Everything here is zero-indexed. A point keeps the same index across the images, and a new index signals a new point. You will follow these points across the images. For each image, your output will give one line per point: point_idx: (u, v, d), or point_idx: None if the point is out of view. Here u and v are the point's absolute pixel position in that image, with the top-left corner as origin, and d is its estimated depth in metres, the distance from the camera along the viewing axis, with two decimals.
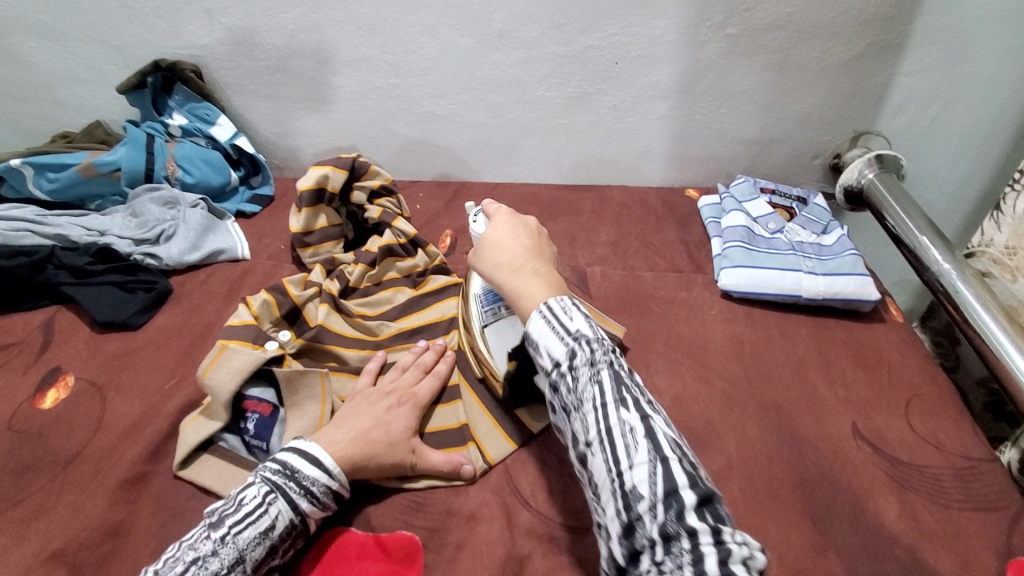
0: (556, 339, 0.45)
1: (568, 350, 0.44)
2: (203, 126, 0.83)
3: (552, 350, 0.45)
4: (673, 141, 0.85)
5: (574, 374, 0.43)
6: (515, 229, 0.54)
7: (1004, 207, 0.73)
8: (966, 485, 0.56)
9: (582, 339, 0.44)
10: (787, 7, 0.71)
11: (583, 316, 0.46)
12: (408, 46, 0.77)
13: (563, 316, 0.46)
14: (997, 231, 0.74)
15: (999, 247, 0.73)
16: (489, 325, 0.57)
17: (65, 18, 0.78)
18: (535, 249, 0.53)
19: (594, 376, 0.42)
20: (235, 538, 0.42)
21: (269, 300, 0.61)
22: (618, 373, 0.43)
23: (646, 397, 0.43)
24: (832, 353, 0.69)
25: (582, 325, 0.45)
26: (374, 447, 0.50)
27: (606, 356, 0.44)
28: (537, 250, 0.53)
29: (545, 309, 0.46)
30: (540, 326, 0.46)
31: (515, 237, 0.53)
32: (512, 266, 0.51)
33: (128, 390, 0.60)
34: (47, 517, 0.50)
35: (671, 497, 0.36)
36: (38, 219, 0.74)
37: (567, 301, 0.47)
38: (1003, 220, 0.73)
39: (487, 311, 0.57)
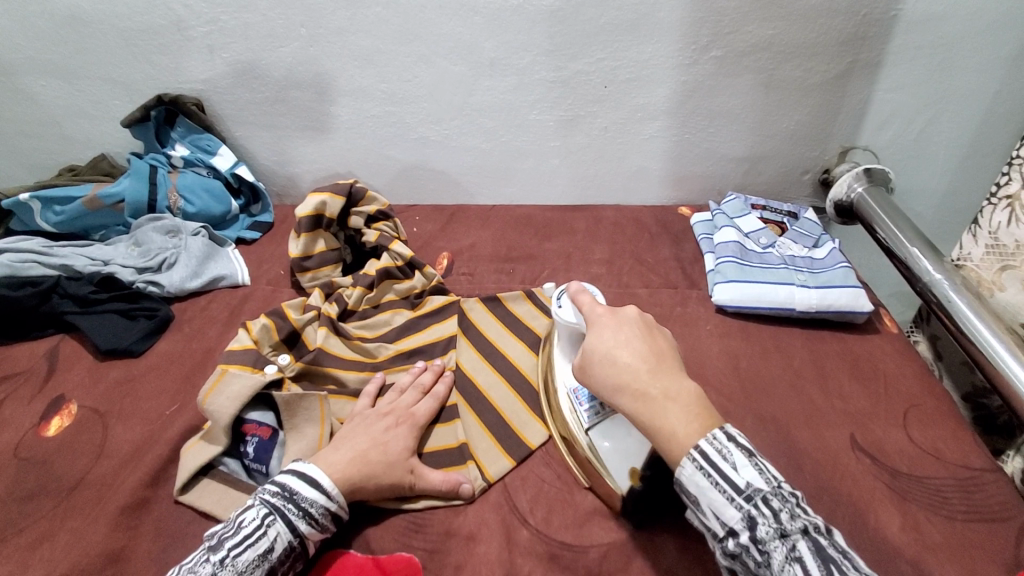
0: (723, 500, 0.40)
1: (744, 516, 0.40)
2: (205, 157, 0.85)
3: (721, 512, 0.40)
4: (663, 160, 0.87)
5: (763, 550, 0.39)
6: (623, 332, 0.49)
7: (981, 220, 0.71)
8: (968, 496, 0.56)
9: (756, 497, 0.40)
10: (769, 29, 0.73)
11: (749, 456, 0.41)
12: (403, 75, 0.79)
13: (728, 465, 0.40)
14: (974, 244, 0.72)
15: (976, 260, 0.71)
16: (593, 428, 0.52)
17: (72, 58, 0.81)
18: (657, 352, 0.47)
19: (790, 550, 0.38)
20: (234, 561, 0.43)
21: (268, 324, 0.62)
22: (815, 541, 0.39)
23: (857, 567, 0.38)
24: (828, 365, 0.69)
25: (753, 476, 0.41)
26: (372, 468, 0.50)
27: (795, 519, 0.39)
28: (656, 353, 0.47)
29: (698, 456, 0.41)
30: (699, 481, 0.41)
31: (631, 333, 0.48)
32: (638, 384, 0.45)
33: (130, 417, 0.61)
34: (51, 544, 0.50)
35: None
36: (44, 250, 0.75)
37: (725, 437, 0.42)
38: (980, 233, 0.71)
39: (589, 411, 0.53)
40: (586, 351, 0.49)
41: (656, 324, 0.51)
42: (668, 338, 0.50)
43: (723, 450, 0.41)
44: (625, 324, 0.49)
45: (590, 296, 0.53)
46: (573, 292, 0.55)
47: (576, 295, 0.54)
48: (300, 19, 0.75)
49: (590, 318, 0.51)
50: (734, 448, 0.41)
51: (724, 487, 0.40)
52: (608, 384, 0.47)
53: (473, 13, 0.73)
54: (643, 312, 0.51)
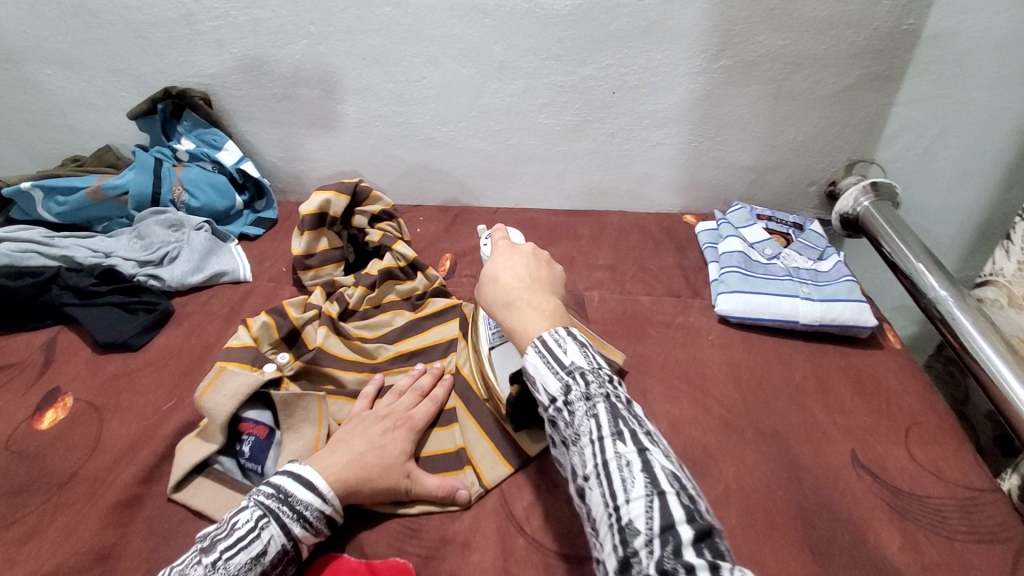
0: (551, 374, 0.43)
1: (563, 385, 0.42)
2: (210, 151, 0.84)
3: (547, 385, 0.43)
4: (670, 168, 0.87)
5: (570, 410, 0.41)
6: (514, 260, 0.53)
7: (1014, 236, 0.66)
8: (968, 516, 0.55)
9: (577, 372, 0.42)
10: (780, 40, 0.73)
11: (581, 345, 0.44)
12: (412, 75, 0.79)
13: (559, 350, 0.43)
14: (1006, 259, 0.68)
15: (1009, 276, 0.67)
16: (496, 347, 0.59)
17: (80, 47, 0.81)
18: (538, 276, 0.52)
19: (590, 410, 0.40)
20: (226, 564, 0.42)
21: (268, 322, 0.62)
22: (614, 406, 0.40)
23: (648, 431, 0.40)
24: (830, 380, 0.69)
25: (579, 358, 0.43)
26: (368, 472, 0.50)
27: (601, 387, 0.41)
28: (535, 277, 0.51)
29: (539, 344, 0.44)
30: (536, 363, 0.44)
31: (524, 260, 0.53)
32: (510, 298, 0.50)
33: (126, 412, 0.61)
34: (40, 540, 0.50)
35: (667, 531, 0.33)
36: (45, 240, 0.75)
37: (565, 333, 0.45)
38: (1013, 248, 0.67)
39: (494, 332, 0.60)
40: (482, 272, 0.54)
41: (549, 261, 0.55)
42: (556, 272, 0.54)
43: (560, 340, 0.44)
44: (516, 256, 0.54)
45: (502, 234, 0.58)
46: (493, 231, 0.59)
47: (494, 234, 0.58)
48: (310, 16, 0.74)
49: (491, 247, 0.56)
50: (571, 340, 0.44)
51: (553, 366, 0.43)
52: (489, 300, 0.51)
53: (484, 15, 0.73)
54: (538, 248, 0.55)
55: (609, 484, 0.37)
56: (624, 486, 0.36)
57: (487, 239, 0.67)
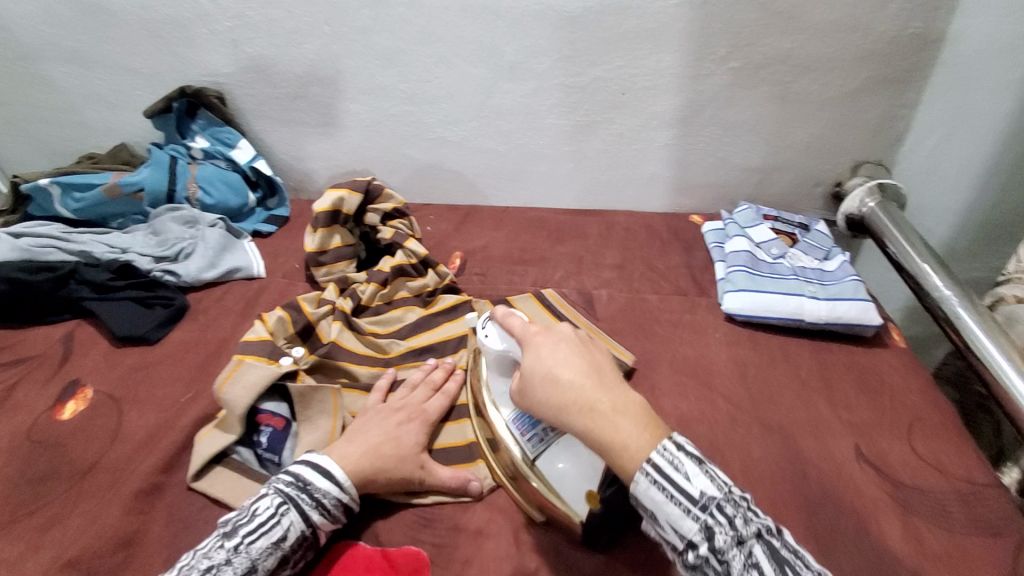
0: (682, 513, 0.39)
1: (702, 527, 0.38)
2: (224, 149, 0.86)
3: (680, 526, 0.39)
4: (677, 168, 0.88)
5: (720, 556, 0.38)
6: (563, 350, 0.46)
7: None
8: (969, 509, 0.56)
9: (710, 505, 0.39)
10: (787, 42, 0.74)
11: (697, 462, 0.40)
12: (423, 75, 0.80)
13: (680, 476, 0.39)
14: None
15: None
16: (541, 453, 0.51)
17: (97, 46, 0.82)
18: (597, 363, 0.46)
19: (747, 558, 0.37)
20: (248, 548, 0.43)
21: (284, 317, 0.63)
22: (770, 545, 0.38)
23: (809, 567, 0.38)
24: (835, 377, 0.70)
25: (706, 485, 0.39)
26: (384, 462, 0.51)
27: (750, 523, 0.39)
28: (596, 365, 0.45)
29: (653, 472, 0.39)
30: (656, 498, 0.39)
31: (571, 345, 0.47)
32: (586, 403, 0.43)
33: (144, 403, 0.62)
34: (63, 526, 0.51)
35: None
36: (63, 236, 0.77)
37: (676, 447, 0.40)
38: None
39: (533, 438, 0.52)
40: (525, 373, 0.46)
41: (590, 338, 0.49)
42: (602, 350, 0.48)
43: (674, 460, 0.40)
44: (562, 342, 0.47)
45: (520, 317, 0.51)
46: (501, 316, 0.52)
47: (507, 319, 0.51)
48: (325, 17, 0.76)
49: (524, 339, 0.49)
50: (685, 457, 0.40)
51: (681, 501, 0.39)
52: (552, 404, 0.44)
53: (496, 17, 0.74)
54: (578, 328, 0.49)
55: None
56: None
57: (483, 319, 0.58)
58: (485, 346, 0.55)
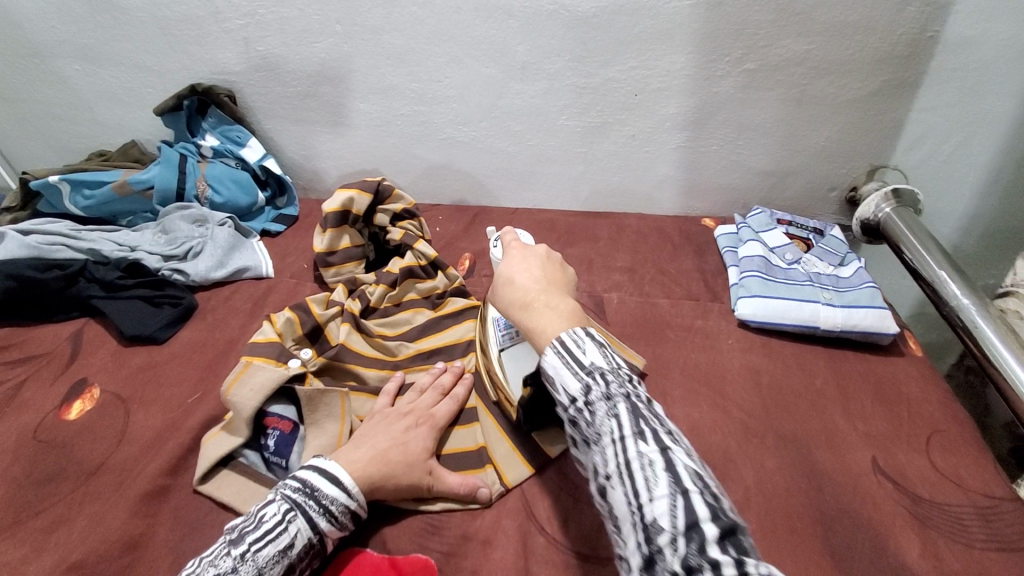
0: (569, 373, 0.42)
1: (583, 385, 0.41)
2: (234, 148, 0.85)
3: (567, 385, 0.42)
4: (690, 171, 0.87)
5: (590, 409, 0.41)
6: (527, 262, 0.52)
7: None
8: (989, 525, 0.55)
9: (596, 372, 0.42)
10: (804, 44, 0.73)
11: (599, 345, 0.44)
12: (434, 75, 0.79)
13: (578, 349, 0.43)
14: None
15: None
16: (506, 349, 0.59)
17: (107, 43, 0.82)
18: (553, 278, 0.51)
19: (611, 410, 0.40)
20: (254, 556, 0.43)
21: (292, 318, 0.62)
22: (635, 405, 0.40)
23: (668, 429, 0.39)
24: (851, 387, 0.68)
25: (597, 358, 0.42)
26: (391, 468, 0.50)
27: (622, 386, 0.41)
28: (548, 278, 0.50)
29: (557, 344, 0.44)
30: (555, 362, 0.43)
31: (538, 262, 0.52)
32: (526, 299, 0.48)
33: (151, 404, 0.61)
34: (68, 528, 0.50)
35: (692, 531, 0.33)
36: (73, 234, 0.77)
37: (583, 332, 0.44)
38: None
39: (504, 335, 0.59)
40: (495, 273, 0.53)
41: (561, 263, 0.54)
42: (568, 275, 0.53)
43: (578, 340, 0.43)
44: (529, 258, 0.52)
45: (514, 237, 0.57)
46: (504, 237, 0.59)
47: (505, 236, 0.58)
48: (336, 16, 0.75)
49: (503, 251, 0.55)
50: (589, 339, 0.44)
51: (570, 365, 0.43)
52: (504, 301, 0.50)
53: (508, 16, 0.73)
54: (551, 249, 0.54)
55: (631, 482, 0.36)
56: (647, 486, 0.35)
57: (498, 241, 0.65)
58: (495, 260, 0.62)
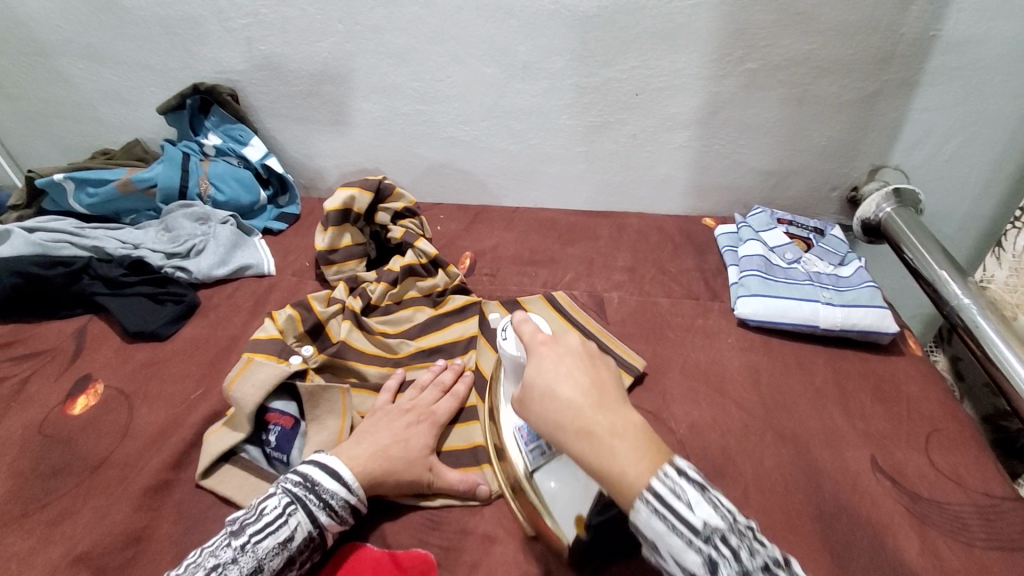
0: (682, 543, 0.36)
1: (702, 557, 0.35)
2: (236, 146, 0.86)
3: (682, 556, 0.36)
4: (690, 171, 0.87)
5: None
6: (565, 363, 0.44)
7: (1005, 243, 0.73)
8: (988, 523, 0.55)
9: (713, 535, 0.36)
10: (805, 44, 0.73)
11: (701, 490, 0.37)
12: (435, 75, 0.80)
13: (682, 505, 0.36)
14: (998, 266, 0.74)
15: (1000, 283, 0.73)
16: (541, 469, 0.50)
17: (112, 42, 0.83)
18: (602, 383, 0.43)
19: None
20: (254, 547, 0.43)
21: (294, 315, 0.63)
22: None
23: None
24: (850, 385, 0.68)
25: (709, 514, 0.36)
26: (392, 464, 0.50)
27: (752, 551, 0.36)
28: (598, 384, 0.43)
29: (654, 502, 0.37)
30: (656, 527, 0.36)
31: (579, 362, 0.44)
32: (582, 422, 0.40)
33: (155, 399, 0.62)
34: (73, 521, 0.51)
35: None
36: (77, 231, 0.77)
37: (677, 474, 0.37)
38: (1004, 255, 0.73)
39: (536, 453, 0.51)
40: (526, 384, 0.44)
41: (599, 352, 0.47)
42: (611, 367, 0.45)
43: (677, 490, 0.37)
44: (565, 355, 0.45)
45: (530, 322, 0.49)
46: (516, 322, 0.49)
47: (519, 324, 0.49)
48: (338, 15, 0.75)
49: (528, 348, 0.47)
50: (688, 486, 0.37)
51: (680, 530, 0.36)
52: (550, 421, 0.42)
53: (509, 16, 0.73)
54: (585, 339, 0.46)
55: None
56: None
57: (505, 326, 0.53)
58: (506, 351, 0.51)
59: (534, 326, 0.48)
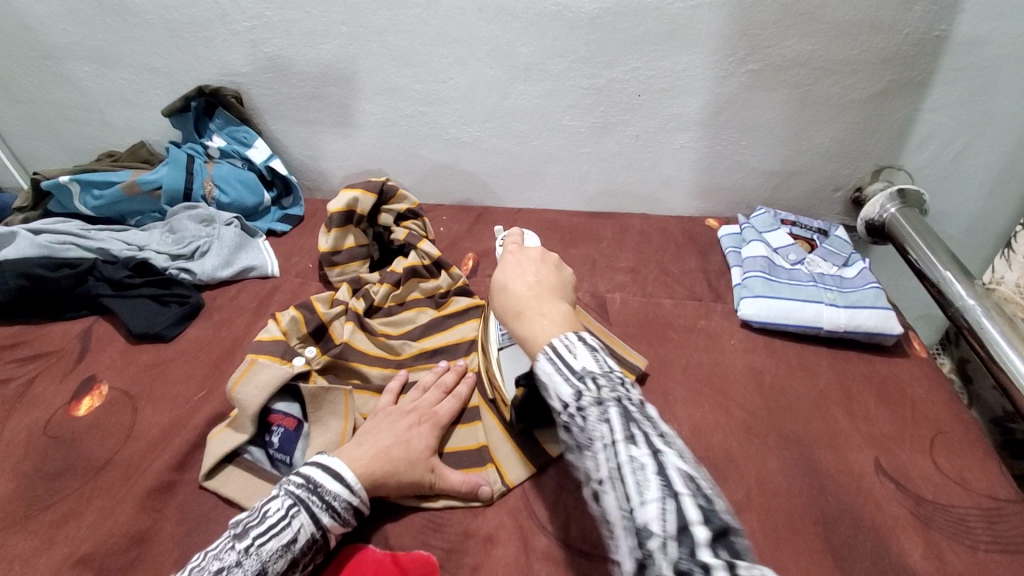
0: (562, 380, 0.40)
1: (574, 391, 0.39)
2: (241, 149, 0.86)
3: (558, 391, 0.40)
4: (693, 171, 0.87)
5: (582, 415, 0.38)
6: (523, 267, 0.51)
7: (1016, 244, 0.73)
8: (994, 527, 0.54)
9: (588, 377, 0.39)
10: (809, 44, 0.73)
11: (591, 349, 0.41)
12: (439, 76, 0.80)
13: (569, 355, 0.41)
14: (1009, 267, 0.73)
15: (1010, 285, 0.73)
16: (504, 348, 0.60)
17: (118, 45, 0.83)
18: (547, 282, 0.50)
19: (602, 414, 0.37)
20: (259, 549, 0.43)
21: (297, 317, 0.63)
22: (626, 408, 0.37)
23: (660, 431, 0.37)
24: (854, 388, 0.68)
25: (589, 363, 0.40)
26: (394, 465, 0.51)
27: (613, 390, 0.38)
28: (542, 282, 0.49)
29: (550, 350, 0.42)
30: (548, 370, 0.41)
31: (533, 264, 0.51)
32: (519, 306, 0.47)
33: (158, 401, 0.62)
34: (77, 522, 0.51)
35: (683, 534, 0.31)
36: (82, 233, 0.78)
37: (575, 337, 0.42)
38: (1015, 257, 0.73)
39: (504, 333, 0.61)
40: (490, 281, 0.51)
41: (557, 263, 0.53)
42: (564, 276, 0.52)
43: (570, 345, 0.42)
44: (524, 263, 0.51)
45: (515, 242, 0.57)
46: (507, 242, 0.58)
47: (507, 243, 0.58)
48: (342, 17, 0.76)
49: (500, 257, 0.54)
50: (581, 344, 0.42)
51: (563, 371, 0.40)
52: (498, 308, 0.49)
53: (512, 17, 0.73)
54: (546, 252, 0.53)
55: (623, 487, 0.34)
56: (638, 491, 0.33)
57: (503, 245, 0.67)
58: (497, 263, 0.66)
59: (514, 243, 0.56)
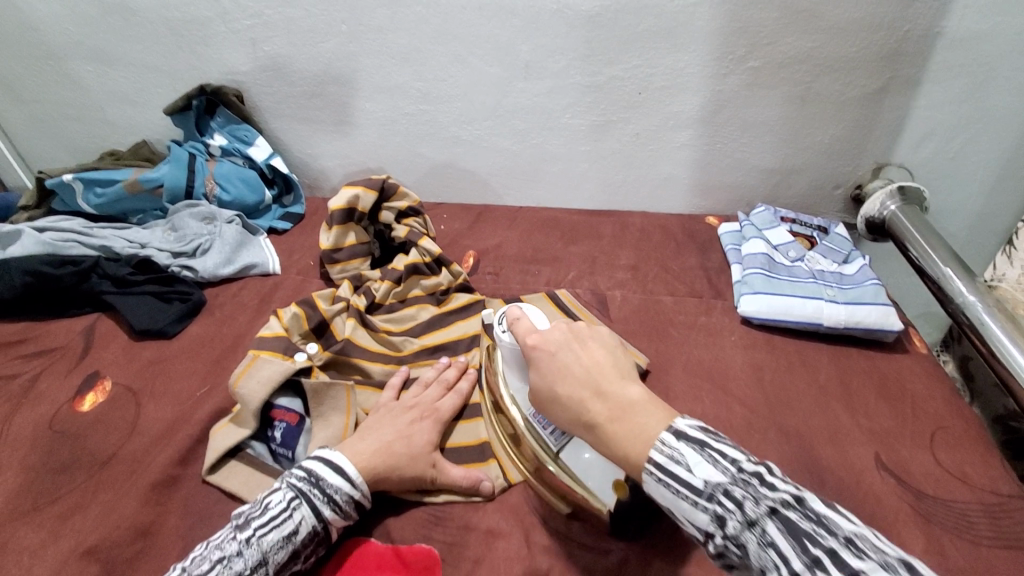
0: (691, 506, 0.37)
1: (714, 515, 0.36)
2: (242, 147, 0.87)
3: (693, 518, 0.37)
4: (693, 169, 0.87)
5: (736, 543, 0.35)
6: (561, 359, 0.46)
7: (1017, 242, 0.73)
8: (994, 521, 0.54)
9: (720, 492, 0.36)
10: (808, 42, 0.73)
11: (701, 448, 0.38)
12: (439, 75, 0.80)
13: (682, 469, 0.37)
14: (1010, 265, 0.74)
15: (1011, 282, 0.73)
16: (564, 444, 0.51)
17: (119, 44, 0.84)
18: (597, 366, 0.44)
19: (762, 539, 0.34)
20: (259, 540, 0.44)
21: (298, 313, 0.63)
22: (786, 519, 0.34)
23: (831, 527, 0.34)
24: (854, 383, 0.68)
25: (711, 473, 0.37)
26: (396, 460, 0.51)
27: (759, 500, 0.35)
28: (594, 369, 0.44)
29: (655, 473, 0.38)
30: (664, 494, 0.38)
31: (575, 348, 0.46)
32: (586, 415, 0.42)
33: (161, 397, 0.62)
34: (82, 515, 0.51)
35: None
36: (85, 231, 0.78)
37: (674, 439, 0.39)
38: (1015, 254, 0.74)
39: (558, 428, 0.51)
40: (534, 390, 0.47)
41: (590, 331, 0.48)
42: (605, 343, 0.47)
43: (677, 455, 0.38)
44: (561, 350, 0.46)
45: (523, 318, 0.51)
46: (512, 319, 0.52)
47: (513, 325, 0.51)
48: (343, 16, 0.76)
49: (525, 350, 0.48)
50: (688, 448, 0.38)
51: (686, 494, 0.37)
52: (562, 418, 0.45)
53: (512, 15, 0.74)
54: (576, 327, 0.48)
55: None
56: None
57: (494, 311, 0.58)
58: (501, 341, 0.54)
59: (528, 328, 0.50)
